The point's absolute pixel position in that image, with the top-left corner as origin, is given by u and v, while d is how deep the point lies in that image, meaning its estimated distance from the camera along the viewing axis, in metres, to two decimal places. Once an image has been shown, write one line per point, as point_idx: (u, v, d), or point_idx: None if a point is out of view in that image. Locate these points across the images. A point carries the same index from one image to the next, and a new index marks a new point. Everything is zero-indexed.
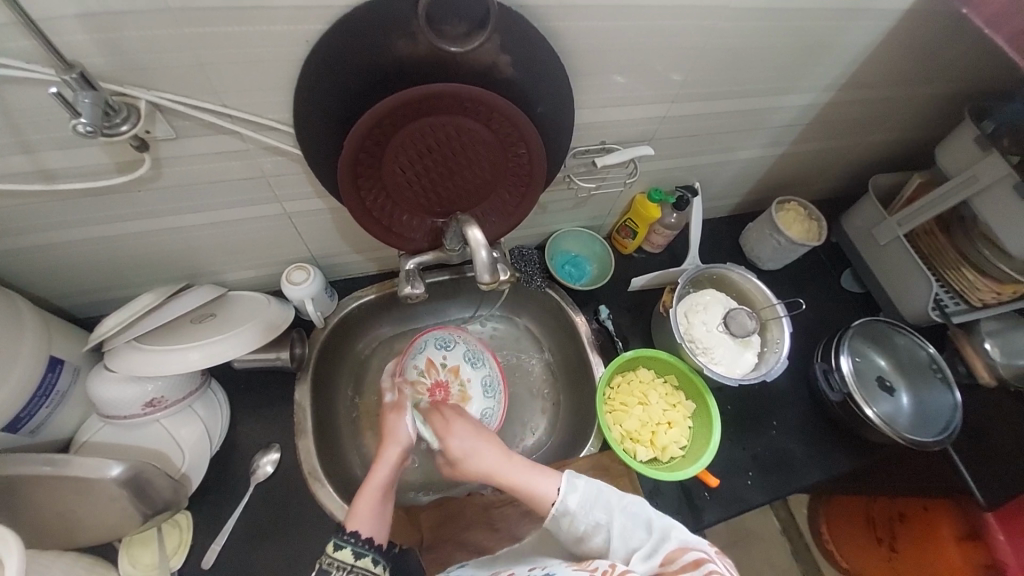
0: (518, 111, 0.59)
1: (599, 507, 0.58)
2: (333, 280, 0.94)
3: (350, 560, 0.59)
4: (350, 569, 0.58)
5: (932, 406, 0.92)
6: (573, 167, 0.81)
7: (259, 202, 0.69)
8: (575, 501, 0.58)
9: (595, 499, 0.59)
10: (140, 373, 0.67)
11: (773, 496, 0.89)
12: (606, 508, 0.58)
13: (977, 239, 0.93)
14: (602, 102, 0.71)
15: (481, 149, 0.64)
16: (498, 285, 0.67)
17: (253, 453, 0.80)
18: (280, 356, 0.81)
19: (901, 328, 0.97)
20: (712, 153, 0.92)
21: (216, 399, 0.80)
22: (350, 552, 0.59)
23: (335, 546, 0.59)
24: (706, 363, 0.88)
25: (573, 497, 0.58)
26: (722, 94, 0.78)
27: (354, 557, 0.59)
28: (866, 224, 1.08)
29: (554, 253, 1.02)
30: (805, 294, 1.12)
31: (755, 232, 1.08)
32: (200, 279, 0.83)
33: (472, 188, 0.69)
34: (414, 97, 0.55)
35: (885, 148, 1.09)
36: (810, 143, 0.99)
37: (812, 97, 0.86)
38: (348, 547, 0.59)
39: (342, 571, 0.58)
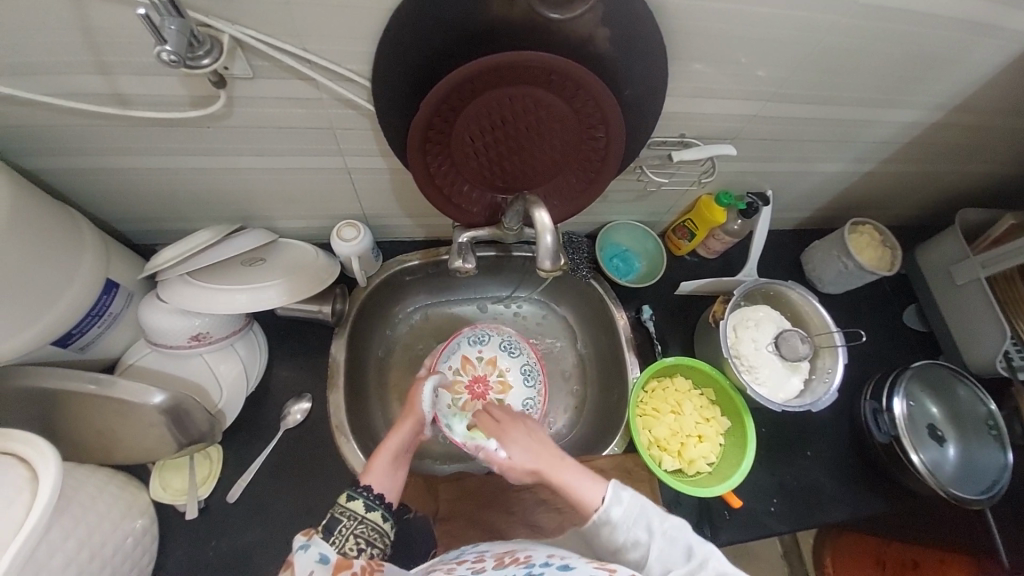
0: (607, 91, 0.55)
1: (641, 525, 0.56)
2: (378, 240, 0.93)
3: (361, 510, 0.58)
4: (360, 519, 0.57)
5: (983, 465, 0.86)
6: (645, 158, 0.76)
7: (322, 152, 0.68)
8: (618, 514, 0.56)
9: (637, 516, 0.57)
10: (191, 308, 0.69)
11: (795, 526, 0.86)
12: (648, 527, 0.56)
13: None
14: (692, 92, 0.65)
15: (557, 127, 0.61)
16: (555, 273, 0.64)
17: (285, 400, 0.81)
18: (322, 310, 0.82)
19: (965, 378, 0.90)
20: (792, 162, 0.86)
21: (256, 341, 0.81)
22: (361, 504, 0.58)
23: (348, 496, 0.59)
24: (748, 381, 0.84)
25: (618, 509, 0.57)
26: (821, 100, 0.71)
27: (365, 509, 0.58)
28: (945, 260, 1.00)
29: (605, 245, 0.99)
30: (862, 325, 1.06)
31: (821, 251, 1.01)
32: (254, 222, 0.83)
33: (539, 168, 0.65)
34: (500, 63, 0.52)
35: (982, 181, 1.00)
36: (902, 165, 0.91)
37: (920, 115, 0.78)
38: (360, 500, 0.58)
39: (353, 520, 0.57)
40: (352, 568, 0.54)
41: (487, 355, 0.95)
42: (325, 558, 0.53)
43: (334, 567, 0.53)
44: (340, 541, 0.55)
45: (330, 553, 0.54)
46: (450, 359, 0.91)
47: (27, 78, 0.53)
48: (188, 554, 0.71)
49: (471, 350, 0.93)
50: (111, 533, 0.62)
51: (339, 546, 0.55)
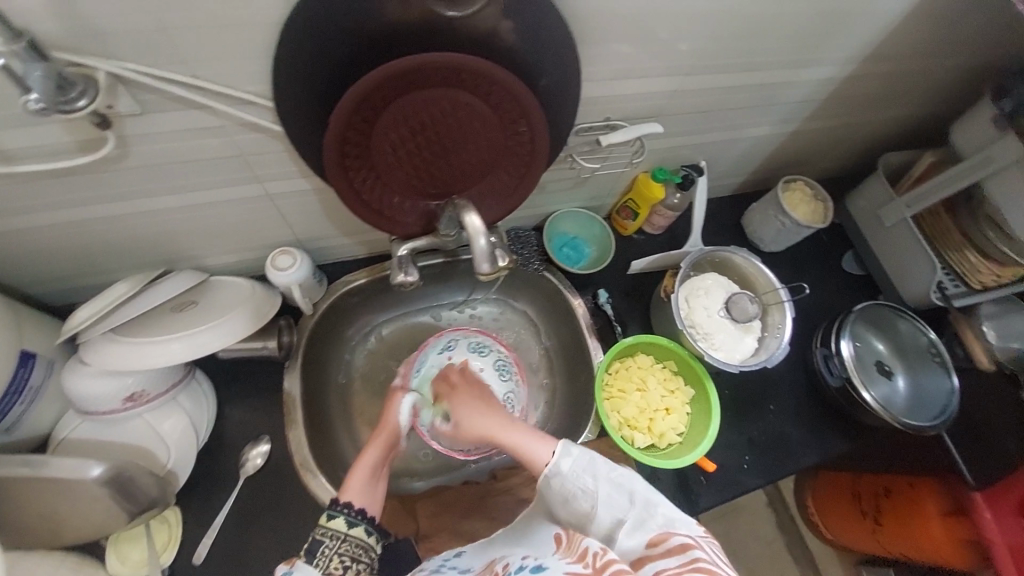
0: (521, 84, 0.54)
1: (588, 474, 0.56)
2: (320, 263, 0.90)
3: (343, 528, 0.59)
4: (344, 538, 0.58)
5: (929, 391, 0.91)
6: (575, 146, 0.76)
7: (238, 182, 0.64)
8: (567, 465, 0.57)
9: (585, 467, 0.57)
10: (120, 368, 0.64)
11: (769, 480, 0.89)
12: (595, 476, 0.56)
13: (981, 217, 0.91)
14: (611, 74, 0.65)
15: (479, 126, 0.59)
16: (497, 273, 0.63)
17: (242, 445, 0.77)
18: (266, 346, 0.79)
19: (903, 313, 0.96)
20: (720, 131, 0.88)
21: (200, 390, 0.75)
22: (343, 521, 0.59)
23: (328, 516, 0.60)
24: (705, 349, 0.87)
25: (566, 461, 0.57)
26: (737, 67, 0.73)
27: (348, 527, 0.59)
28: (873, 204, 1.05)
29: (553, 235, 0.99)
30: (806, 276, 1.11)
31: (759, 212, 1.05)
32: (180, 265, 0.78)
33: (468, 168, 0.64)
34: (404, 68, 0.50)
35: (895, 127, 1.05)
36: (822, 120, 0.94)
37: (829, 71, 0.81)
38: (341, 518, 0.60)
39: (335, 539, 0.58)
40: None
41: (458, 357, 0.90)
42: None
43: None
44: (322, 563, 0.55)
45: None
46: (420, 372, 0.86)
47: None
48: None
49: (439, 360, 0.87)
50: None
51: (324, 567, 0.55)
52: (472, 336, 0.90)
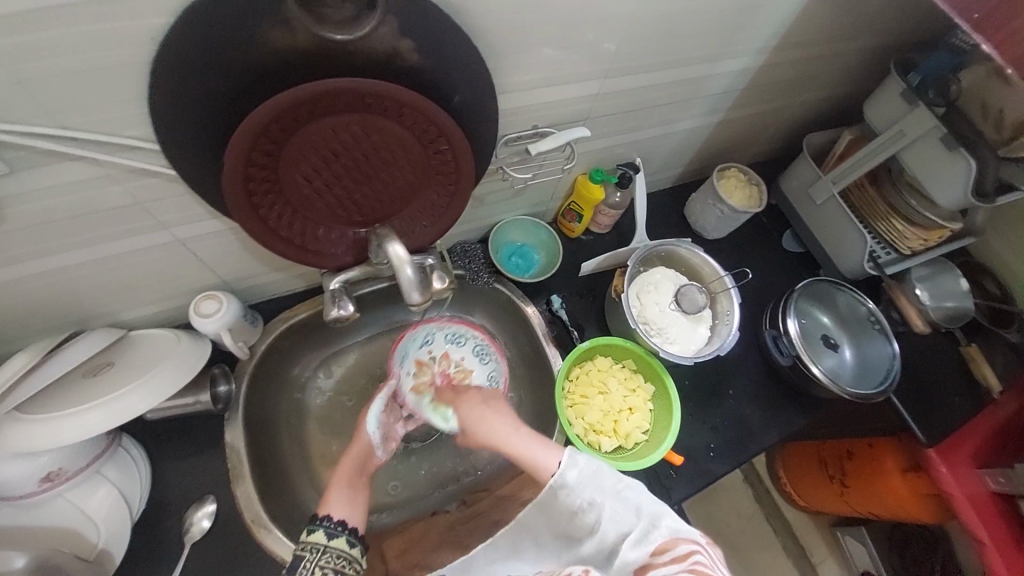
0: (433, 104, 0.51)
1: (593, 486, 0.57)
2: (254, 302, 0.84)
3: (324, 540, 0.61)
4: (325, 549, 0.61)
5: (872, 358, 0.96)
6: (504, 157, 0.74)
7: (140, 231, 0.59)
8: (573, 477, 0.57)
9: (591, 479, 0.57)
10: (32, 448, 0.58)
11: (735, 464, 0.90)
12: (600, 487, 0.57)
13: (903, 186, 0.95)
14: (530, 82, 0.64)
15: (397, 148, 0.56)
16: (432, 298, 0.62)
17: (185, 509, 0.71)
18: (199, 400, 0.73)
19: (841, 286, 1.00)
20: (650, 127, 0.88)
21: (129, 456, 0.70)
22: (322, 534, 0.62)
23: (309, 530, 0.63)
24: (660, 344, 0.87)
25: (572, 473, 0.57)
26: (656, 65, 0.73)
27: (328, 538, 0.62)
28: (803, 184, 1.09)
29: (499, 245, 0.97)
30: (751, 259, 1.14)
31: (699, 202, 1.07)
32: (90, 324, 0.71)
33: (393, 191, 0.61)
34: (301, 98, 0.47)
35: (815, 108, 1.10)
36: (746, 108, 0.97)
37: (746, 61, 0.83)
38: (320, 530, 0.62)
39: (316, 552, 0.60)
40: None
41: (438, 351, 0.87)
42: None
43: None
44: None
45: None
46: (405, 363, 0.84)
47: None
48: None
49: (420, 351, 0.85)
50: None
51: None
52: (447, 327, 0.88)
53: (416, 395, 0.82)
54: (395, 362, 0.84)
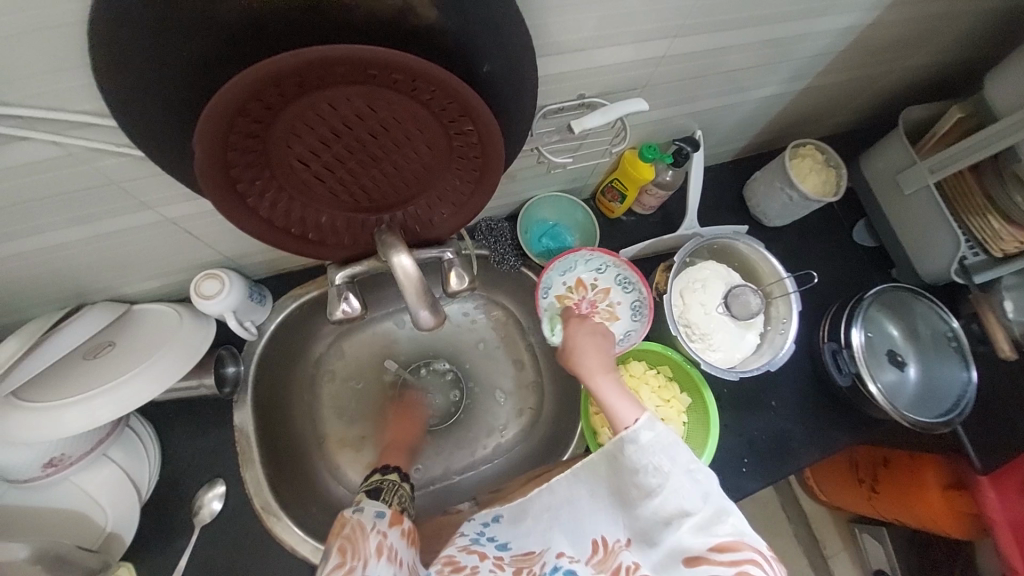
0: (451, 76, 0.40)
1: (664, 455, 0.54)
2: (263, 277, 0.79)
3: (396, 479, 0.71)
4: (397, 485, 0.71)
5: (942, 381, 0.84)
6: (542, 133, 0.63)
7: (123, 211, 0.52)
8: (647, 438, 0.54)
9: (665, 448, 0.54)
10: (37, 437, 0.56)
11: (769, 481, 0.84)
12: (670, 459, 0.53)
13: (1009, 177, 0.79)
14: (579, 43, 0.51)
15: (410, 126, 0.46)
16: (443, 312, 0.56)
17: (195, 490, 0.70)
18: (203, 384, 0.69)
19: (923, 295, 0.86)
20: (719, 96, 0.73)
21: (137, 435, 0.68)
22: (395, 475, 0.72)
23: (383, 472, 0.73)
24: (701, 351, 0.78)
25: (647, 435, 0.54)
26: (741, 22, 0.58)
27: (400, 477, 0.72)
28: (891, 167, 0.93)
29: (530, 224, 0.87)
30: (814, 251, 1.00)
31: (763, 184, 0.92)
32: (89, 299, 0.67)
33: (407, 176, 0.52)
34: (283, 70, 0.37)
35: (923, 73, 0.90)
36: (839, 74, 0.80)
37: (855, 17, 0.65)
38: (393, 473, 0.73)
39: (391, 487, 0.70)
40: (402, 523, 0.64)
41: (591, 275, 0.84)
42: (382, 510, 0.64)
43: (391, 519, 0.63)
44: (386, 500, 0.67)
45: (385, 509, 0.64)
46: (566, 275, 0.83)
47: None
48: None
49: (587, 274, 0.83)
50: None
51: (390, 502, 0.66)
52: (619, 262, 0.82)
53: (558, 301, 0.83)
54: (558, 269, 0.82)
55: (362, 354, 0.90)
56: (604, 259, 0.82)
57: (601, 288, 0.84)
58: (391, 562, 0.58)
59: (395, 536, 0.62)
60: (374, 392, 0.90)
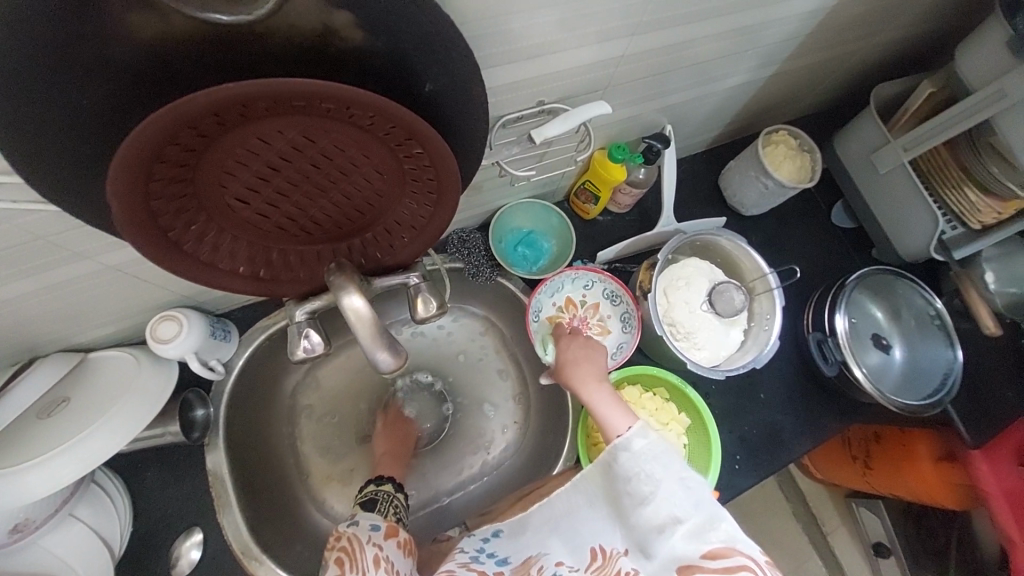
0: (383, 100, 0.37)
1: (657, 463, 0.54)
2: (228, 310, 0.75)
3: (392, 489, 0.70)
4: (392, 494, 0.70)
5: (928, 361, 0.84)
6: (504, 143, 0.60)
7: (57, 263, 0.48)
8: (640, 445, 0.55)
9: (658, 456, 0.54)
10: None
11: (762, 475, 0.83)
12: (663, 466, 0.54)
13: (985, 151, 0.78)
14: (529, 51, 0.48)
15: (352, 153, 0.43)
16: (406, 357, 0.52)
17: (171, 539, 0.67)
18: (169, 430, 0.65)
19: (902, 275, 0.86)
20: (686, 90, 0.71)
21: (104, 491, 0.65)
22: (391, 485, 0.71)
23: (378, 482, 0.71)
24: (686, 350, 0.77)
25: (639, 441, 0.55)
26: (700, 16, 0.55)
27: (395, 487, 0.70)
28: (865, 147, 0.91)
29: (503, 233, 0.84)
30: (794, 237, 0.99)
31: (738, 173, 0.90)
32: (39, 351, 0.63)
33: (358, 202, 0.48)
34: (195, 111, 0.33)
35: (892, 50, 0.88)
36: (806, 57, 0.78)
37: (817, 0, 0.63)
38: (387, 483, 0.71)
39: (387, 496, 0.69)
40: (399, 535, 0.63)
41: (581, 296, 0.84)
42: (376, 525, 0.62)
43: (386, 532, 0.62)
44: (382, 511, 0.66)
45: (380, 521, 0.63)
46: (555, 296, 0.83)
47: None
48: None
49: (576, 291, 0.83)
50: None
51: (383, 514, 0.65)
52: (607, 279, 0.83)
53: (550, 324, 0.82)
54: (546, 290, 0.82)
55: (342, 379, 0.87)
56: (590, 276, 0.83)
57: (591, 304, 0.84)
58: (391, 573, 0.58)
59: (392, 548, 0.61)
60: (356, 417, 0.87)
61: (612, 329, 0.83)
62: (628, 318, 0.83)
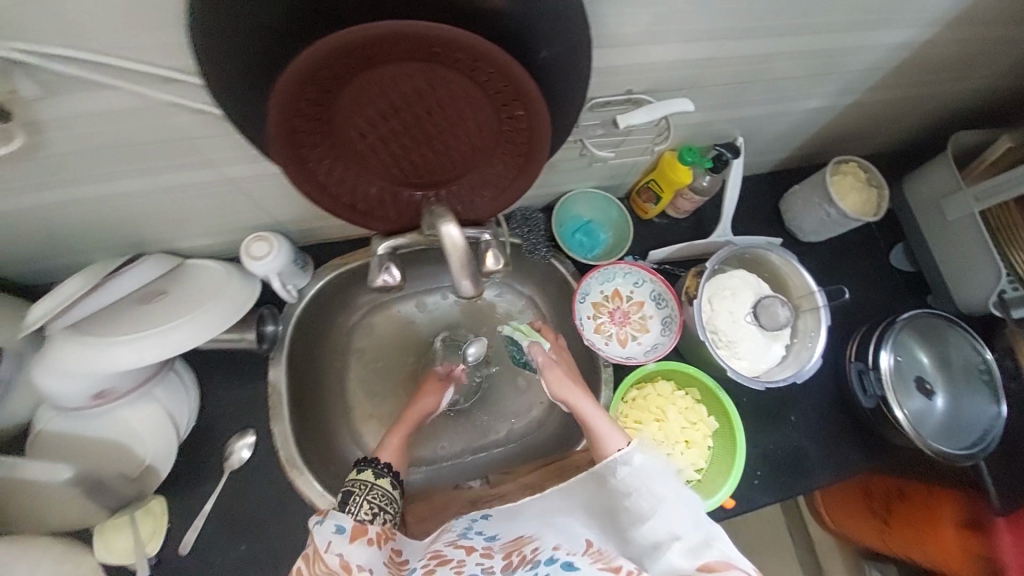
0: (508, 58, 0.42)
1: (655, 480, 0.57)
2: (306, 244, 0.83)
3: (371, 478, 0.66)
4: (372, 485, 0.65)
5: (969, 413, 0.82)
6: (587, 125, 0.65)
7: (193, 167, 0.56)
8: (639, 460, 0.58)
9: (655, 474, 0.58)
10: (88, 367, 0.59)
11: (781, 496, 0.83)
12: (662, 484, 0.57)
13: None
14: (629, 40, 0.53)
15: (463, 107, 0.49)
16: (480, 290, 0.58)
17: (227, 437, 0.74)
18: (245, 337, 0.73)
19: (957, 324, 0.84)
20: (763, 105, 0.74)
21: (180, 380, 0.72)
22: (371, 473, 0.67)
23: (359, 469, 0.67)
24: (726, 358, 0.78)
25: (638, 458, 0.58)
26: (791, 32, 0.58)
27: (375, 477, 0.66)
28: (936, 192, 0.91)
29: (564, 219, 0.88)
30: (848, 270, 0.99)
31: (801, 198, 0.91)
32: (149, 249, 0.71)
33: (454, 155, 0.54)
34: (358, 39, 0.40)
35: (978, 98, 0.88)
36: (888, 92, 0.79)
37: (909, 34, 0.65)
38: (369, 469, 0.67)
39: (365, 488, 0.64)
40: (369, 534, 0.59)
41: (628, 292, 0.87)
42: (341, 526, 0.59)
43: (351, 534, 0.58)
44: (359, 503, 0.62)
45: (346, 522, 0.59)
46: (604, 285, 0.86)
47: None
48: None
49: (625, 284, 0.86)
50: None
51: (355, 512, 0.61)
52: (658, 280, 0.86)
53: (594, 312, 0.86)
54: (597, 277, 0.85)
55: (389, 329, 0.94)
56: (641, 273, 0.86)
57: (636, 301, 0.87)
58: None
59: (359, 551, 0.58)
60: (397, 366, 0.93)
61: (651, 329, 0.85)
62: (670, 322, 0.85)
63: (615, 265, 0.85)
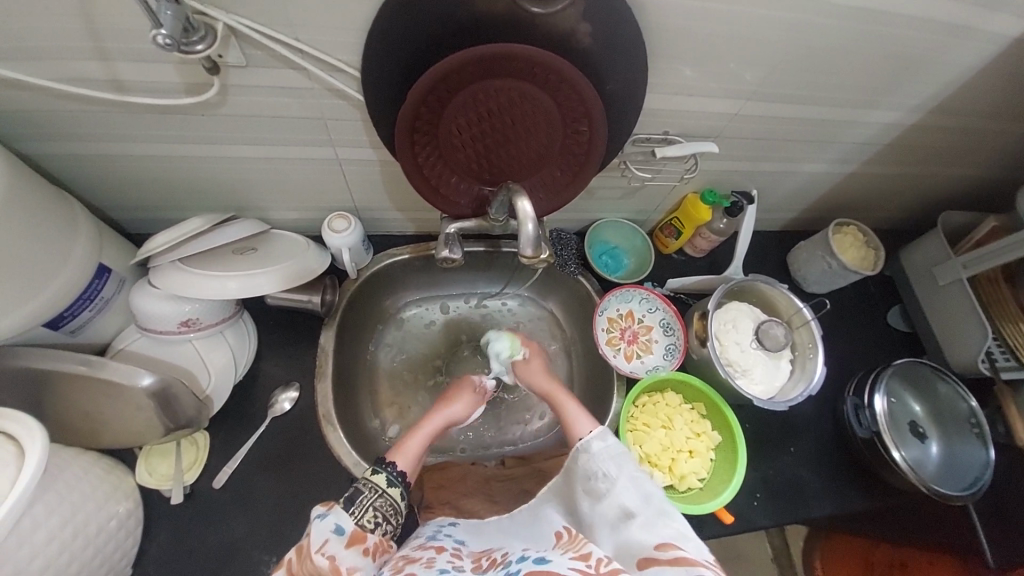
0: (588, 84, 0.56)
1: (613, 462, 0.58)
2: (370, 233, 0.95)
3: (383, 484, 0.62)
4: (383, 492, 0.61)
5: (962, 460, 0.87)
6: (630, 153, 0.79)
7: (313, 143, 0.69)
8: (597, 446, 0.60)
9: (614, 456, 0.58)
10: (184, 293, 0.69)
11: (778, 520, 0.87)
12: (619, 467, 0.58)
13: None
14: (675, 89, 0.67)
15: (541, 120, 0.62)
16: (538, 262, 0.65)
17: (273, 388, 0.82)
18: (311, 300, 0.83)
19: (944, 375, 0.91)
20: (777, 161, 0.87)
21: (245, 329, 0.82)
22: (384, 478, 0.63)
23: (373, 470, 0.63)
24: (745, 386, 0.85)
25: (597, 443, 0.60)
26: (802, 100, 0.73)
27: (388, 483, 0.62)
28: (928, 261, 1.02)
29: (594, 242, 1.00)
30: (847, 323, 1.08)
31: (806, 251, 1.03)
32: (246, 213, 0.83)
33: (524, 160, 0.66)
34: (486, 54, 0.54)
35: (964, 185, 1.02)
36: (884, 166, 0.93)
37: (898, 116, 0.80)
38: (384, 473, 0.63)
39: (374, 492, 0.61)
40: (366, 542, 0.55)
41: (641, 315, 0.97)
42: (342, 528, 0.54)
43: (349, 539, 0.54)
44: (362, 505, 0.58)
45: (347, 525, 0.55)
46: (621, 304, 0.96)
47: (22, 63, 0.53)
48: (172, 538, 0.71)
49: (639, 307, 0.96)
50: (95, 513, 0.62)
51: (358, 516, 0.57)
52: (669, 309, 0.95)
53: (609, 326, 0.94)
54: (616, 297, 0.95)
55: (422, 323, 1.03)
56: (654, 301, 0.96)
57: (646, 324, 0.96)
58: None
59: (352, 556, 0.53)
60: (427, 356, 1.01)
61: (654, 351, 0.94)
62: (672, 348, 0.95)
63: (636, 288, 0.95)
